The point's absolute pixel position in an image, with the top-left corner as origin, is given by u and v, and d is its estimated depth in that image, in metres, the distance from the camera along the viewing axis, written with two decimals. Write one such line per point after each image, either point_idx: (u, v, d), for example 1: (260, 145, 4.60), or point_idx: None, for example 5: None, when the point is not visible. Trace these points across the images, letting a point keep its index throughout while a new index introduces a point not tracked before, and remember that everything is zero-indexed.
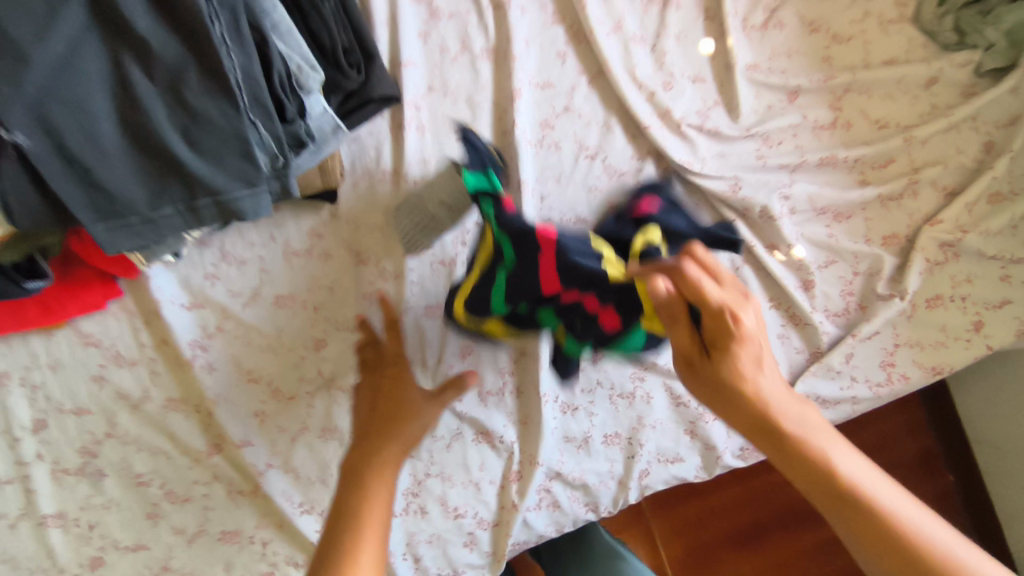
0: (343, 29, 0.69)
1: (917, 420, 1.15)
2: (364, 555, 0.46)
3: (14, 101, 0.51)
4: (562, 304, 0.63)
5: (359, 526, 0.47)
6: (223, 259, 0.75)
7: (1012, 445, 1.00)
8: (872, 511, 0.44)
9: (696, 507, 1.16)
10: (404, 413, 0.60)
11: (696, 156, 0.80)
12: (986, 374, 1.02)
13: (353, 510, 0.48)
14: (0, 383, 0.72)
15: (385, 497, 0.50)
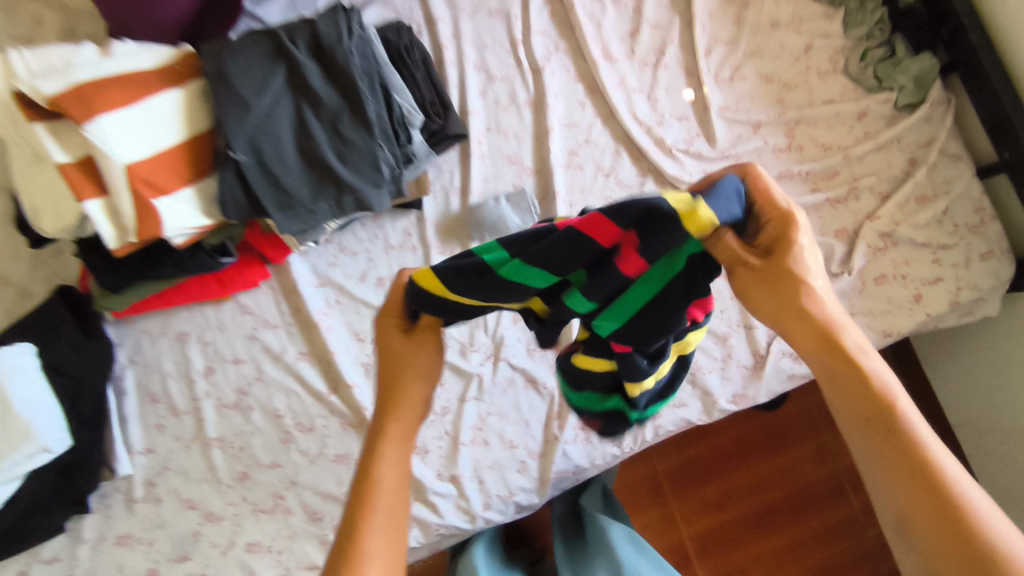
0: (430, 90, 1.00)
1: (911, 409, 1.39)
2: (374, 519, 0.56)
3: (240, 132, 0.82)
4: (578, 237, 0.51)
5: (368, 498, 0.58)
6: (341, 252, 1.04)
7: (987, 417, 1.24)
8: (901, 434, 0.51)
9: (713, 490, 1.45)
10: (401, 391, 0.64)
11: (685, 171, 1.08)
12: (958, 360, 1.28)
13: (365, 482, 0.59)
14: (183, 340, 1.00)
15: (392, 470, 0.60)
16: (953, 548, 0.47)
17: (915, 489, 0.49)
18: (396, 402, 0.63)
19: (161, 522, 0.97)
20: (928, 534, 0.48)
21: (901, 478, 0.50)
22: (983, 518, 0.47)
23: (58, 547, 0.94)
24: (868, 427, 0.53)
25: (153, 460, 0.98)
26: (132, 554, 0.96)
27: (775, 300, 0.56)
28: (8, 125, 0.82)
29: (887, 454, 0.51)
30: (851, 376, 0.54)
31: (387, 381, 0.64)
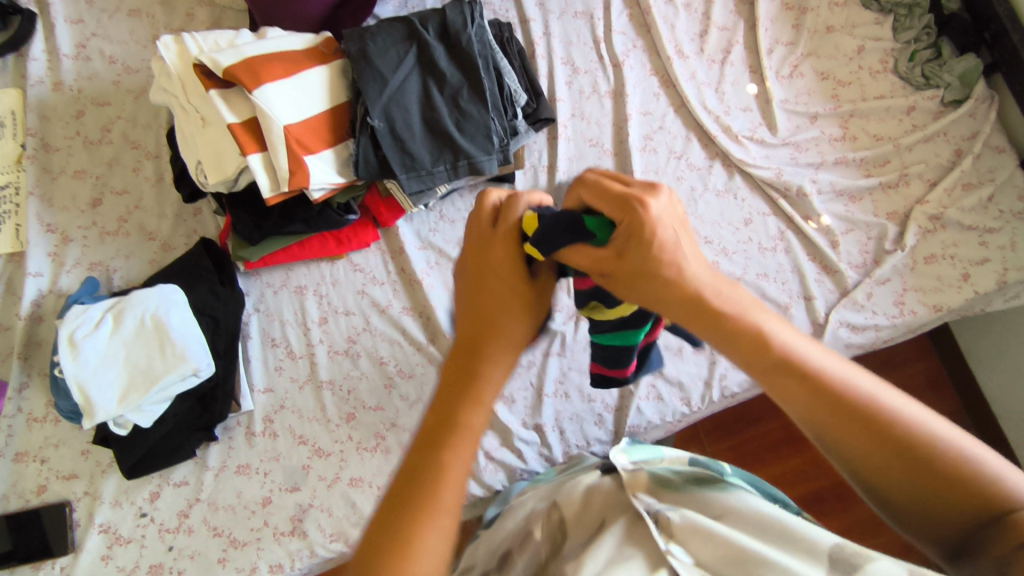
0: (526, 78, 1.13)
1: (952, 405, 1.48)
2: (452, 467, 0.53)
3: (377, 102, 0.96)
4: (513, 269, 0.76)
5: (449, 449, 0.54)
6: (441, 220, 1.17)
7: None
8: (791, 368, 0.53)
9: (762, 476, 1.50)
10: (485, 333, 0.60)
11: (749, 154, 1.21)
12: (1002, 353, 1.35)
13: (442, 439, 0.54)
14: (303, 293, 1.13)
15: (476, 423, 0.56)
16: (871, 449, 0.50)
17: (821, 407, 0.51)
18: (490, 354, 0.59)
19: (277, 455, 1.07)
20: (850, 445, 0.50)
21: (804, 408, 0.52)
22: (881, 407, 0.50)
23: (186, 471, 1.05)
24: (759, 370, 0.54)
25: (271, 399, 1.09)
26: (250, 482, 1.05)
27: (647, 274, 0.56)
28: (182, 92, 0.97)
29: (789, 389, 0.53)
30: (730, 324, 0.55)
31: (486, 320, 0.61)
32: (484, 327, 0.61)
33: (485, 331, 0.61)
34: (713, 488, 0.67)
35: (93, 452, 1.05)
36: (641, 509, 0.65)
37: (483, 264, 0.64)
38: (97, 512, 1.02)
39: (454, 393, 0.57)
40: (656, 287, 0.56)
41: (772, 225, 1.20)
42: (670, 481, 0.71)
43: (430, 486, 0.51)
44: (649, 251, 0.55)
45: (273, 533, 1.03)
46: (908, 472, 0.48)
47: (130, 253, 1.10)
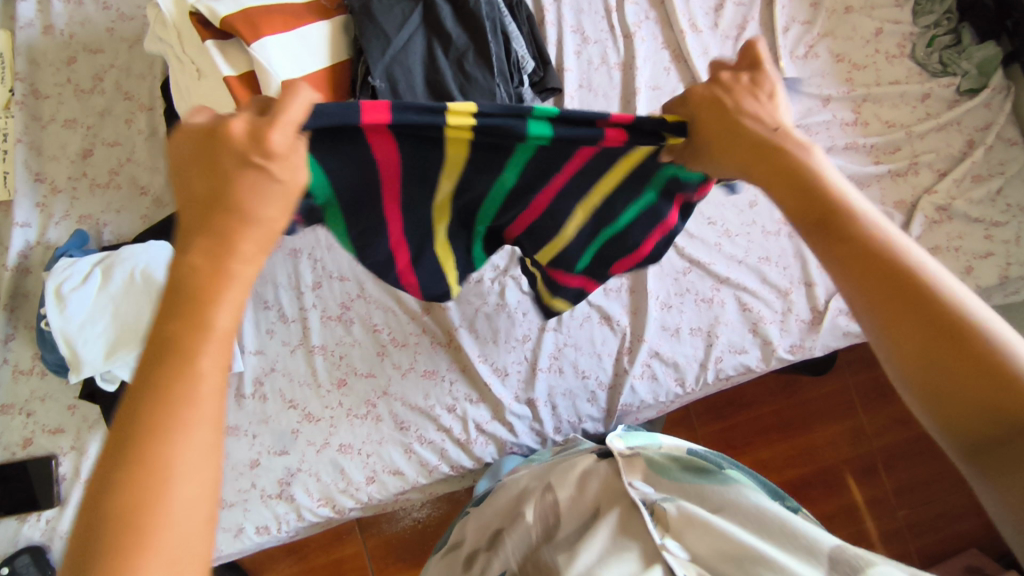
0: (533, 44, 1.10)
1: None
2: (202, 380, 0.42)
3: (379, 62, 0.92)
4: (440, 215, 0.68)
5: (190, 359, 0.42)
6: None
7: None
8: (853, 224, 0.50)
9: (751, 459, 1.50)
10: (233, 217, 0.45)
11: None
12: None
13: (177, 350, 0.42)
14: (297, 256, 1.11)
15: (225, 323, 0.44)
16: (914, 318, 0.46)
17: (874, 279, 0.48)
18: (239, 244, 0.45)
19: (265, 418, 1.06)
20: (894, 309, 0.47)
21: (854, 264, 0.49)
22: (935, 282, 0.47)
23: None
24: (816, 226, 0.51)
25: (262, 361, 1.08)
26: (238, 444, 1.05)
27: (716, 142, 0.54)
28: (177, 42, 0.94)
29: (843, 244, 0.49)
30: (803, 176, 0.51)
31: (228, 205, 0.45)
32: (216, 229, 0.45)
33: (233, 219, 0.45)
34: (712, 480, 0.66)
35: (80, 407, 1.03)
36: (636, 498, 0.65)
37: (213, 146, 0.46)
38: (83, 467, 1.01)
39: (191, 298, 0.43)
40: (728, 151, 0.53)
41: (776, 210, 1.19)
42: (666, 466, 0.70)
43: (165, 409, 0.40)
44: (729, 121, 0.53)
45: (261, 495, 1.04)
46: (951, 357, 0.45)
47: (121, 207, 1.08)
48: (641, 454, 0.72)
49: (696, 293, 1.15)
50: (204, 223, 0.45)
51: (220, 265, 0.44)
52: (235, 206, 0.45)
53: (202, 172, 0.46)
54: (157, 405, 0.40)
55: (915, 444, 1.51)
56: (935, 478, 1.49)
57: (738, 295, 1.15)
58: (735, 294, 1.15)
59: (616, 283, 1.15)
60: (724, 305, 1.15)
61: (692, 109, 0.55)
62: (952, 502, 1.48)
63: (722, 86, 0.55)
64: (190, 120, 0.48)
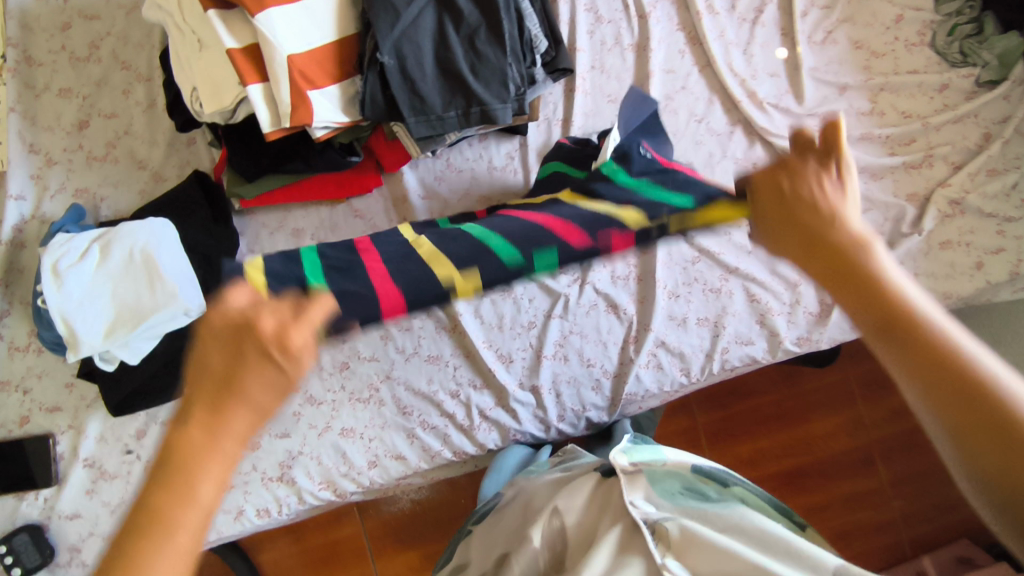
0: (546, 22, 1.06)
1: None
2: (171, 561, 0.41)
3: (388, 38, 0.89)
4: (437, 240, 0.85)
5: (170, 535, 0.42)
6: (448, 168, 1.12)
7: None
8: (927, 341, 0.46)
9: (749, 448, 1.51)
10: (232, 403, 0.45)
11: (773, 123, 1.16)
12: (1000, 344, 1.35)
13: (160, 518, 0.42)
14: (300, 236, 1.08)
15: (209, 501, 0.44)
16: (993, 443, 0.42)
17: (926, 367, 0.46)
18: (228, 426, 0.44)
19: None
20: (971, 433, 0.43)
21: (923, 381, 0.46)
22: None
23: None
24: (890, 341, 0.48)
25: None
26: None
27: (796, 243, 0.56)
28: (178, 10, 0.91)
29: (912, 360, 0.46)
30: (873, 292, 0.50)
31: (229, 390, 0.45)
32: (216, 405, 0.45)
33: (230, 400, 0.45)
34: (716, 502, 0.64)
35: (77, 385, 1.02)
36: (638, 517, 0.63)
37: (242, 330, 0.46)
38: (80, 446, 1.00)
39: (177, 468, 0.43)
40: (802, 257, 0.55)
41: None
42: (669, 484, 0.68)
43: None
44: (802, 219, 0.56)
45: (262, 478, 1.04)
46: (1013, 455, 0.42)
47: (119, 181, 1.05)
48: (643, 468, 0.69)
49: (704, 283, 1.14)
50: (206, 403, 0.45)
51: (212, 439, 0.44)
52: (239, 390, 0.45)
53: (223, 350, 0.46)
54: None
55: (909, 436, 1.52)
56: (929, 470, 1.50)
57: (746, 286, 1.14)
58: (743, 285, 1.14)
59: (625, 271, 1.13)
60: (732, 295, 1.14)
61: (757, 190, 0.61)
62: (947, 494, 1.50)
63: (790, 174, 0.59)
64: (231, 293, 0.49)
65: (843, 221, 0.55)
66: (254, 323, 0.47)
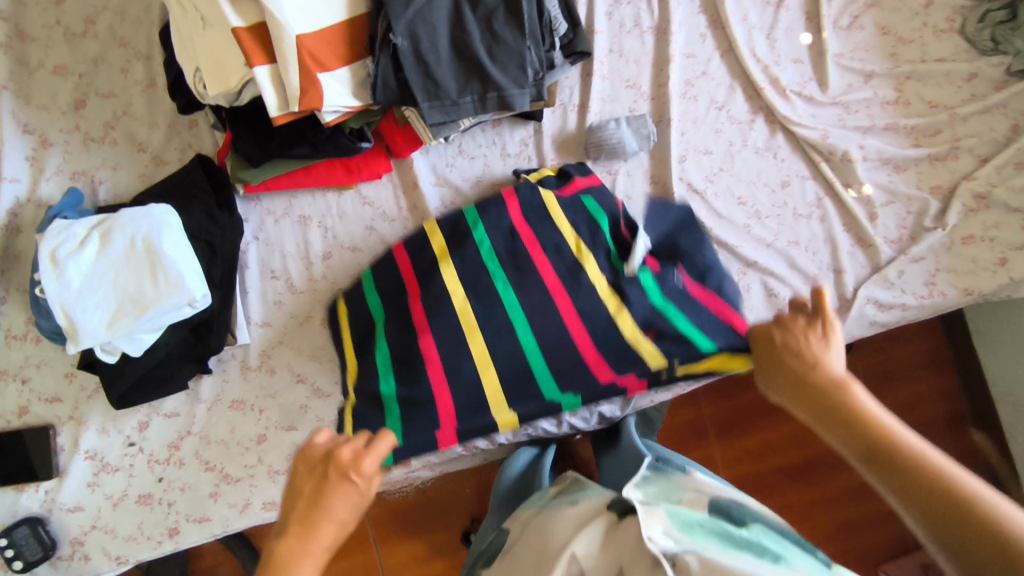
0: (564, 3, 1.02)
1: (950, 387, 1.49)
2: None
3: (402, 17, 0.84)
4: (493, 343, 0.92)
5: None
6: (460, 154, 1.08)
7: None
8: (891, 450, 0.61)
9: (754, 441, 1.52)
10: (319, 518, 0.60)
11: (795, 112, 1.13)
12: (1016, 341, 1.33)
13: None
14: (306, 224, 1.05)
15: None
16: (948, 518, 0.55)
17: (895, 473, 0.60)
18: (315, 536, 0.60)
19: (273, 392, 1.03)
20: (936, 515, 0.56)
21: (895, 484, 0.60)
22: (965, 488, 0.56)
23: (177, 403, 1.01)
24: (867, 455, 0.63)
25: (269, 334, 1.03)
26: (244, 418, 1.02)
27: (794, 386, 0.73)
28: None
29: (886, 468, 0.61)
30: (852, 418, 0.66)
31: (316, 509, 0.61)
32: (305, 524, 0.60)
33: (317, 515, 0.60)
34: (739, 542, 0.61)
35: (77, 375, 0.99)
36: (657, 552, 0.57)
37: (326, 461, 0.63)
38: (82, 438, 0.98)
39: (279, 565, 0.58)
40: (799, 397, 0.72)
41: (810, 191, 1.13)
42: (694, 525, 0.63)
43: None
44: (796, 365, 0.74)
45: (267, 471, 1.02)
46: (969, 540, 0.53)
47: (118, 165, 1.01)
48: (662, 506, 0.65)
49: None
50: (298, 522, 0.60)
51: (306, 545, 0.59)
52: (321, 507, 0.61)
53: (314, 479, 0.63)
54: None
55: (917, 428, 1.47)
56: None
57: (765, 280, 1.11)
58: (762, 279, 1.11)
59: None
60: (750, 290, 1.11)
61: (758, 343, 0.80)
62: None
63: (783, 330, 0.78)
64: (314, 438, 0.66)
65: (827, 363, 0.72)
66: (336, 458, 0.63)
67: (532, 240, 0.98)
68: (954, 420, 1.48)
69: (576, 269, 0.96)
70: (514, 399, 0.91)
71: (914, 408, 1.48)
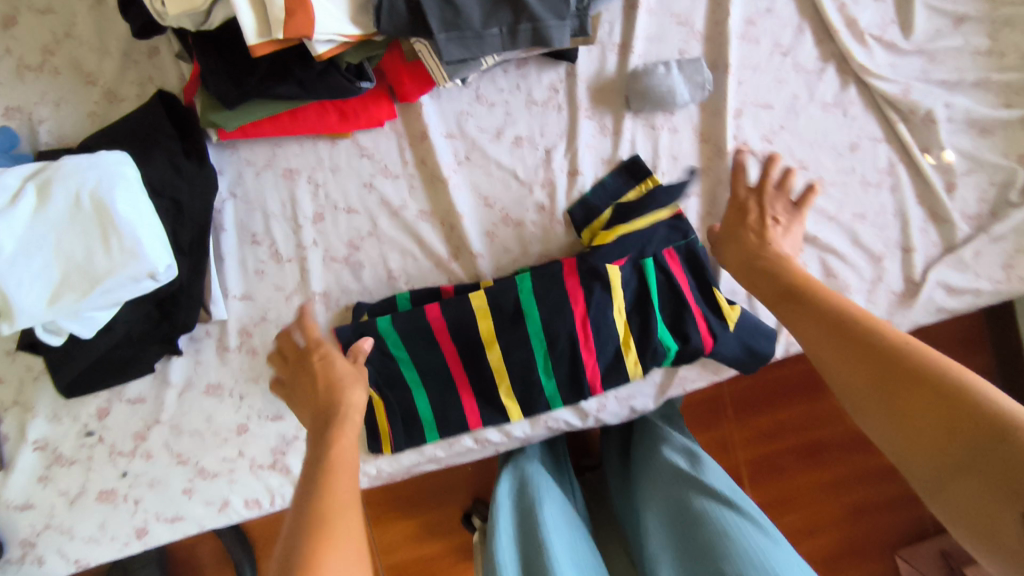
0: None
1: (991, 372, 1.38)
2: (339, 485, 0.58)
3: None
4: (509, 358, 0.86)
5: (330, 468, 0.60)
6: (477, 100, 0.91)
7: None
8: (811, 295, 0.68)
9: (770, 418, 1.37)
10: (337, 398, 0.70)
11: (873, 60, 0.96)
12: None
13: (325, 459, 0.61)
14: (292, 178, 0.88)
15: (348, 449, 0.63)
16: (841, 341, 0.61)
17: (811, 312, 0.66)
18: (342, 412, 0.68)
19: (255, 376, 0.88)
20: (833, 338, 0.62)
21: (807, 320, 0.66)
22: (864, 317, 0.62)
23: (142, 387, 0.87)
24: (788, 304, 0.70)
25: (250, 309, 0.88)
26: (221, 405, 0.88)
27: (744, 262, 0.80)
28: None
29: (804, 311, 0.67)
30: (784, 279, 0.73)
31: (330, 392, 0.70)
32: (332, 423, 0.66)
33: (337, 400, 0.69)
34: None
35: (21, 354, 0.84)
36: None
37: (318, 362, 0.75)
38: (30, 426, 0.84)
39: (321, 433, 0.65)
40: (747, 269, 0.79)
41: (881, 155, 0.97)
42: None
43: (319, 497, 0.57)
44: (750, 248, 0.81)
45: (249, 465, 0.89)
46: (865, 353, 0.59)
47: (62, 100, 0.83)
48: None
49: None
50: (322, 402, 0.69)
51: (342, 418, 0.67)
52: (344, 396, 0.70)
53: (312, 373, 0.74)
54: (322, 496, 0.57)
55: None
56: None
57: (823, 258, 0.97)
58: (819, 257, 0.97)
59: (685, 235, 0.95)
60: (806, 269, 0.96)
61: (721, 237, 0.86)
62: None
63: (745, 217, 0.84)
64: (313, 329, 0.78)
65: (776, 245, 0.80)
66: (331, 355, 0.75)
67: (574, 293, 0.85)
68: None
69: (616, 364, 0.88)
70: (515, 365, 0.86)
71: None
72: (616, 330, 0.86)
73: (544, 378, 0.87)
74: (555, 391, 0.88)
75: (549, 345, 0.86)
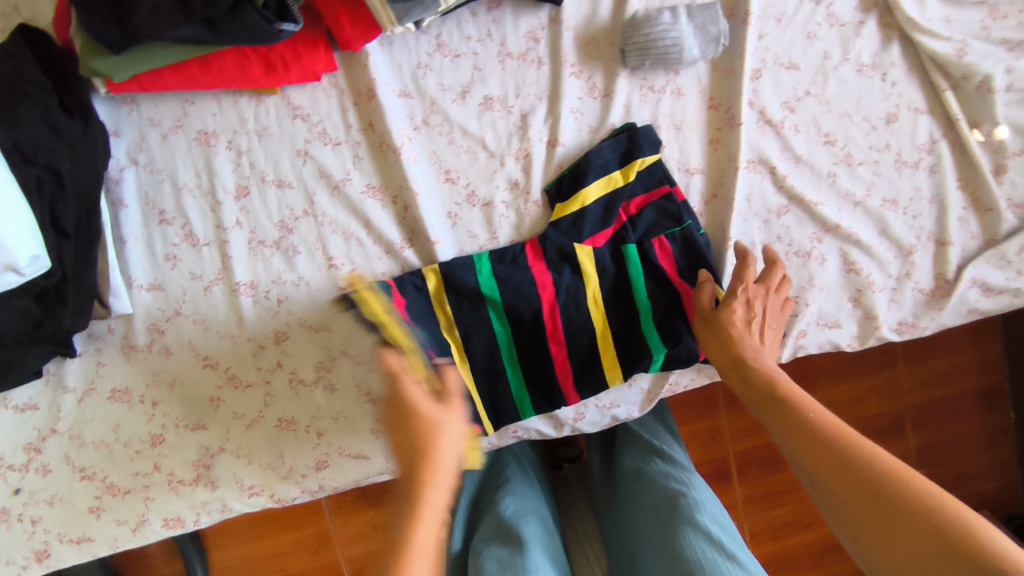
0: None
1: None
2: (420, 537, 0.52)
3: None
4: (471, 354, 0.75)
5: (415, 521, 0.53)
6: (438, 50, 0.74)
7: None
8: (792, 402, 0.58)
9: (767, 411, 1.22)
10: (427, 429, 0.59)
11: (923, 13, 0.79)
12: None
13: (407, 519, 0.53)
14: (208, 143, 0.72)
15: (437, 501, 0.55)
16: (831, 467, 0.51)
17: (795, 425, 0.56)
18: (435, 443, 0.58)
19: (171, 379, 0.74)
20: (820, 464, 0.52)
21: (788, 432, 0.56)
22: (856, 440, 0.52)
23: (34, 391, 0.73)
24: (770, 408, 0.60)
25: (160, 301, 0.73)
26: (131, 414, 0.74)
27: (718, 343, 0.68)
28: None
29: (785, 422, 0.57)
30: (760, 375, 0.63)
31: (410, 425, 0.60)
32: (419, 480, 0.56)
33: (418, 434, 0.59)
34: None
35: None
36: None
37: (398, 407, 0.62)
38: None
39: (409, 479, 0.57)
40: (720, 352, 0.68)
41: (922, 130, 0.82)
42: None
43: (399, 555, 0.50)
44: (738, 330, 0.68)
45: (168, 481, 0.76)
46: (858, 490, 0.49)
47: None
48: None
49: (790, 244, 0.81)
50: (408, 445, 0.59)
51: (426, 463, 0.57)
52: (428, 450, 0.57)
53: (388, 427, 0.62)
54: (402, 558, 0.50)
55: (943, 404, 1.20)
56: (961, 440, 1.20)
57: (844, 250, 0.82)
58: (840, 249, 0.82)
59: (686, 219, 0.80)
60: (824, 263, 0.82)
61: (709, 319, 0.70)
62: None
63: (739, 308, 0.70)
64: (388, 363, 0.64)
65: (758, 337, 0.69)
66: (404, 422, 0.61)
67: (543, 281, 0.74)
68: (993, 398, 1.21)
69: (590, 364, 0.76)
70: (476, 361, 0.75)
71: (947, 380, 1.20)
72: (591, 322, 0.75)
73: (510, 374, 0.76)
74: (523, 392, 0.77)
75: (513, 335, 0.75)
